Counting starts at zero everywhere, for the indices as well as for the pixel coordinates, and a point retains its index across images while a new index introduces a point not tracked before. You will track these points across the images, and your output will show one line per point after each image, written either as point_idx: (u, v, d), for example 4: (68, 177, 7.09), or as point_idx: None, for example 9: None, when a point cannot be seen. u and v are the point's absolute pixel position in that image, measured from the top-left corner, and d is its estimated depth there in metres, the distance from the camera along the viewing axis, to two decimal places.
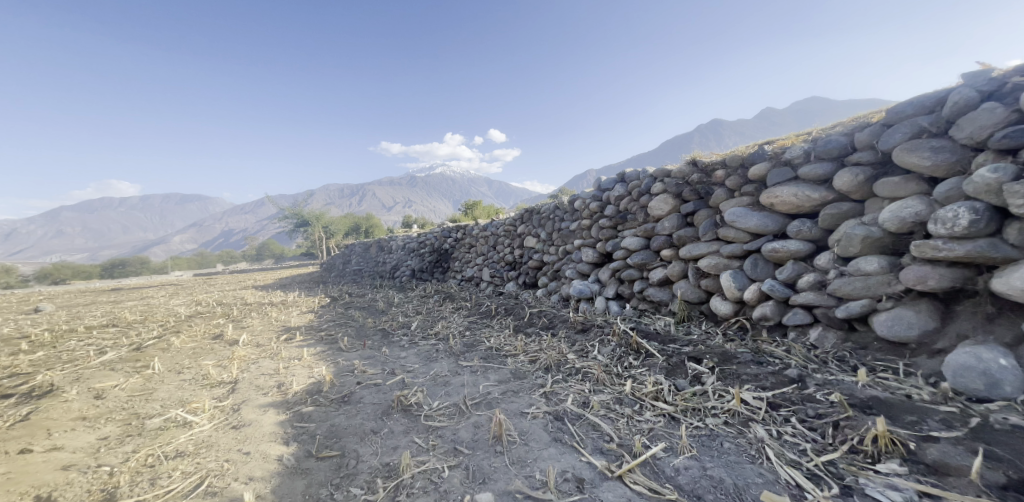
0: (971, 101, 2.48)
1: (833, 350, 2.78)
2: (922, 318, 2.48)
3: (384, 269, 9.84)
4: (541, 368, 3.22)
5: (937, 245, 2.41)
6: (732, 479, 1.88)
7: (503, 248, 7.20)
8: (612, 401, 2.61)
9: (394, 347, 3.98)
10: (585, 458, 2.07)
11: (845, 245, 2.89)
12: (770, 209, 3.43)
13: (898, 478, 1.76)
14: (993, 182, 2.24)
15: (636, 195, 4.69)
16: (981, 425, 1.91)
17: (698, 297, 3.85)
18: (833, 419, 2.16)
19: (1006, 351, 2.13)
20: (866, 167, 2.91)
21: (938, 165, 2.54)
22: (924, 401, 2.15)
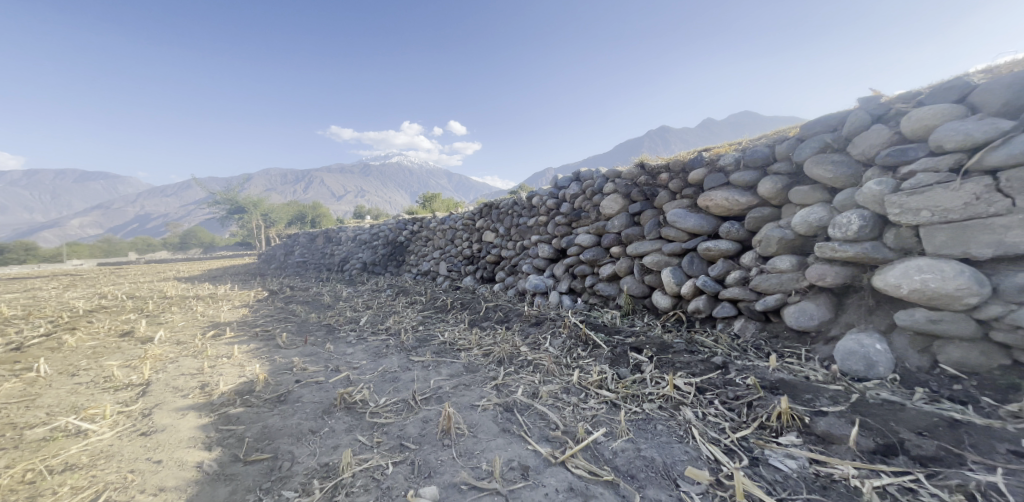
0: (864, 122, 2.86)
1: (752, 340, 3.13)
2: (821, 309, 2.86)
3: (332, 261, 9.46)
4: (494, 360, 3.32)
5: (834, 247, 2.78)
6: (661, 458, 2.08)
7: (460, 242, 7.20)
8: (560, 391, 2.76)
9: (340, 343, 3.89)
10: (531, 446, 2.20)
11: (765, 245, 3.24)
12: (705, 211, 3.75)
13: (795, 448, 2.05)
14: (877, 194, 2.61)
15: (590, 193, 4.90)
16: (860, 400, 2.26)
17: (642, 291, 4.12)
18: (747, 399, 2.46)
19: (881, 337, 2.52)
20: (783, 176, 3.27)
21: (838, 177, 2.92)
22: (819, 381, 2.50)
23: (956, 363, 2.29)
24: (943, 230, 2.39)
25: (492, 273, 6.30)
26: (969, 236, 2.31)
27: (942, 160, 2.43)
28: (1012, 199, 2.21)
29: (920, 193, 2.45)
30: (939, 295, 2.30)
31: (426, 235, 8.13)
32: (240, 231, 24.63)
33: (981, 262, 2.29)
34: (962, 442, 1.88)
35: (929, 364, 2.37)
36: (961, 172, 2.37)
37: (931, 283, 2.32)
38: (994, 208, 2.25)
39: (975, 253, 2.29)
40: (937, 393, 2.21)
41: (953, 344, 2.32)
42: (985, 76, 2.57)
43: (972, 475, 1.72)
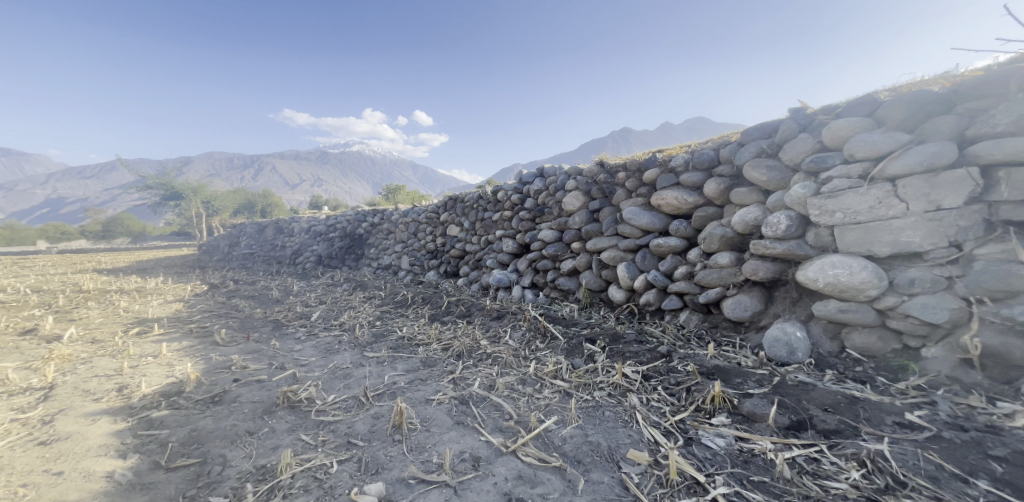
0: (794, 130, 3.11)
1: (695, 330, 3.35)
2: (754, 301, 3.10)
3: (283, 253, 9.01)
4: (454, 355, 3.32)
5: (765, 244, 3.02)
6: (606, 442, 2.19)
7: (423, 236, 7.10)
8: (516, 382, 2.82)
9: (287, 339, 3.74)
10: (483, 437, 2.24)
11: (708, 242, 3.45)
12: (658, 209, 3.94)
13: (724, 428, 2.23)
14: (801, 196, 2.86)
15: (552, 190, 5.00)
16: (781, 383, 2.50)
17: (600, 285, 4.27)
18: (687, 385, 2.63)
19: (802, 325, 2.78)
20: (725, 178, 3.49)
21: (771, 179, 3.16)
22: (749, 366, 2.73)
23: (859, 348, 2.55)
24: (852, 230, 2.65)
25: (455, 267, 6.27)
26: (873, 236, 2.56)
27: (852, 167, 2.68)
28: (907, 203, 2.46)
29: (835, 197, 2.70)
30: (848, 288, 2.55)
31: (388, 227, 7.93)
32: (177, 220, 22.80)
33: (883, 259, 2.55)
34: (860, 417, 2.11)
35: (837, 348, 2.63)
36: (867, 179, 2.61)
37: (842, 277, 2.57)
38: (892, 211, 2.50)
39: (877, 251, 2.54)
40: (844, 374, 2.47)
41: (857, 330, 2.59)
42: (893, 93, 2.85)
43: (864, 444, 1.94)
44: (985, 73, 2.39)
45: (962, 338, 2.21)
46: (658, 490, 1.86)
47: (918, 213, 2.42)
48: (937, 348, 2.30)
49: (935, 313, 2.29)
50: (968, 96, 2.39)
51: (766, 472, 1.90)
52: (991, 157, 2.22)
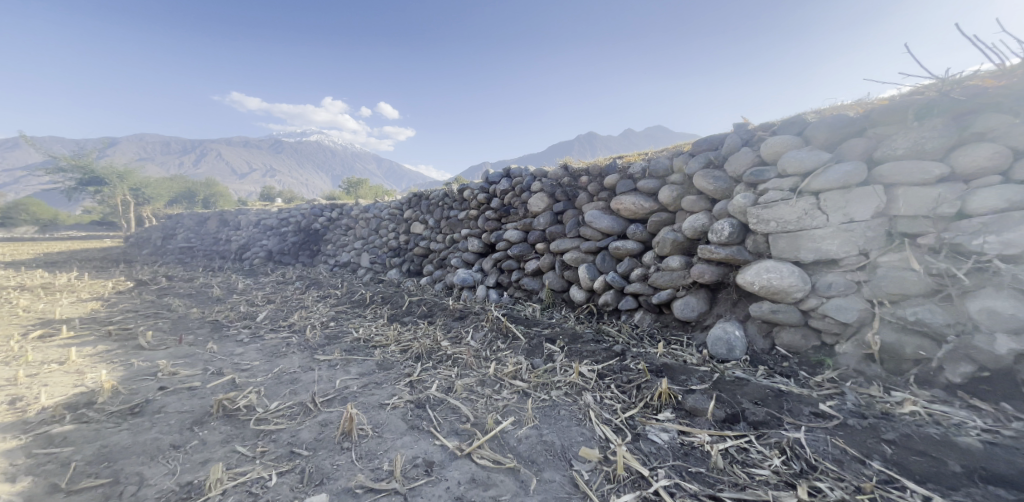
0: (737, 144, 3.36)
1: (648, 329, 3.55)
2: (700, 303, 3.32)
3: (227, 247, 8.55)
4: (412, 356, 3.34)
5: (710, 249, 3.24)
6: (560, 441, 2.24)
7: (386, 233, 7.01)
8: (476, 384, 2.87)
9: (227, 342, 3.61)
10: (438, 441, 2.24)
11: (661, 246, 3.65)
12: (617, 214, 4.11)
13: (669, 422, 2.34)
14: (742, 206, 3.09)
15: (518, 191, 5.09)
16: (720, 379, 2.69)
17: (562, 286, 4.41)
18: (637, 382, 2.77)
19: (740, 325, 3.01)
20: (678, 186, 3.70)
21: (716, 189, 3.39)
22: (693, 363, 2.92)
23: (786, 345, 2.81)
24: (783, 238, 2.90)
25: (417, 266, 6.24)
26: (800, 244, 2.82)
27: (784, 180, 2.93)
28: (828, 215, 2.73)
29: (770, 207, 2.95)
30: (779, 291, 2.79)
31: (348, 224, 7.76)
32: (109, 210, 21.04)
33: (807, 265, 2.81)
34: (784, 408, 2.30)
35: (769, 346, 2.88)
36: (796, 192, 2.87)
37: (775, 281, 2.81)
38: (815, 222, 2.76)
39: (803, 258, 2.80)
40: (774, 370, 2.70)
41: (785, 329, 2.84)
42: (819, 115, 3.15)
43: (787, 433, 2.11)
44: (893, 101, 2.69)
45: (867, 335, 2.49)
46: (606, 486, 1.91)
47: (835, 224, 2.70)
48: (847, 344, 2.57)
49: (847, 314, 2.56)
50: (878, 121, 2.69)
51: (703, 463, 2.02)
52: (894, 176, 2.52)
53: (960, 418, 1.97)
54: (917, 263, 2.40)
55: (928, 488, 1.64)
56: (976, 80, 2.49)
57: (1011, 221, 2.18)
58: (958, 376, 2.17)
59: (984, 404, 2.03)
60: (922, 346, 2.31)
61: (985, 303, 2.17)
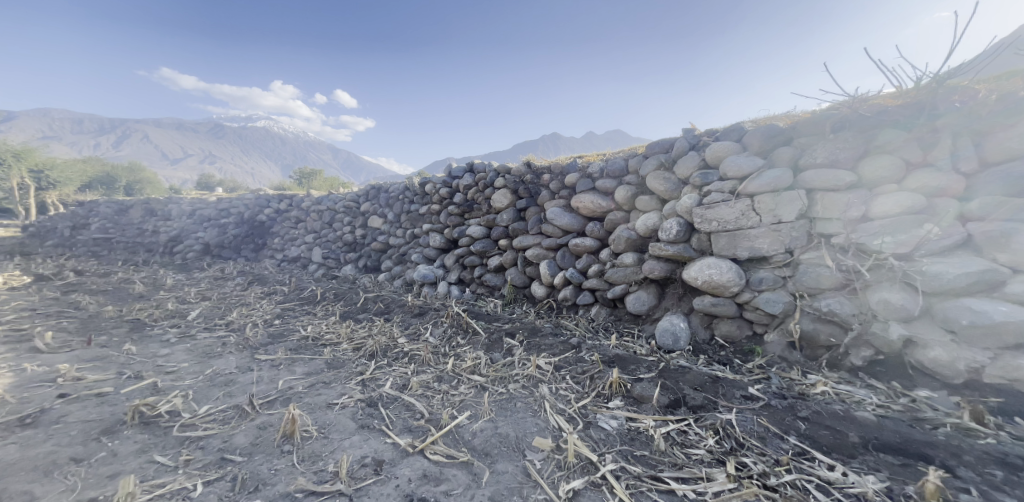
0: (685, 148, 3.57)
1: (603, 323, 3.72)
2: (650, 297, 3.52)
3: (153, 239, 7.92)
4: (367, 354, 3.32)
5: (660, 246, 3.44)
6: (515, 432, 2.28)
7: (340, 227, 6.82)
8: (432, 380, 2.89)
9: (149, 343, 3.39)
10: (390, 440, 2.22)
11: (616, 243, 3.81)
12: (576, 211, 4.25)
13: (618, 410, 2.46)
14: (688, 207, 3.31)
15: (482, 186, 5.11)
16: (666, 368, 2.87)
17: (523, 282, 4.52)
18: (590, 373, 2.89)
19: (684, 317, 3.23)
20: (632, 186, 3.88)
21: (666, 190, 3.59)
22: (642, 354, 3.09)
23: (724, 335, 3.05)
24: (723, 237, 3.13)
25: (374, 263, 6.14)
26: (737, 242, 3.06)
27: (724, 183, 3.16)
28: (760, 217, 2.97)
29: (712, 208, 3.17)
30: (718, 285, 3.02)
31: (299, 217, 7.47)
32: None
33: (742, 262, 3.05)
34: (720, 392, 2.50)
35: (709, 336, 3.12)
36: (733, 194, 3.11)
37: (714, 276, 3.03)
38: (750, 222, 3.01)
39: (740, 255, 3.04)
40: (713, 358, 2.93)
41: (723, 321, 3.08)
42: (754, 124, 3.42)
43: (720, 415, 2.28)
44: (815, 115, 2.98)
45: (790, 324, 2.76)
46: (557, 473, 1.97)
47: (766, 225, 2.95)
48: (774, 333, 2.83)
49: (775, 306, 2.82)
50: (803, 132, 2.96)
51: (646, 447, 2.13)
52: (815, 183, 2.79)
53: (861, 396, 2.24)
54: (830, 260, 2.68)
55: (833, 457, 1.85)
56: (880, 99, 2.81)
57: (903, 223, 2.49)
58: (860, 360, 2.47)
59: (879, 384, 2.33)
60: (833, 334, 2.58)
61: (883, 295, 2.45)
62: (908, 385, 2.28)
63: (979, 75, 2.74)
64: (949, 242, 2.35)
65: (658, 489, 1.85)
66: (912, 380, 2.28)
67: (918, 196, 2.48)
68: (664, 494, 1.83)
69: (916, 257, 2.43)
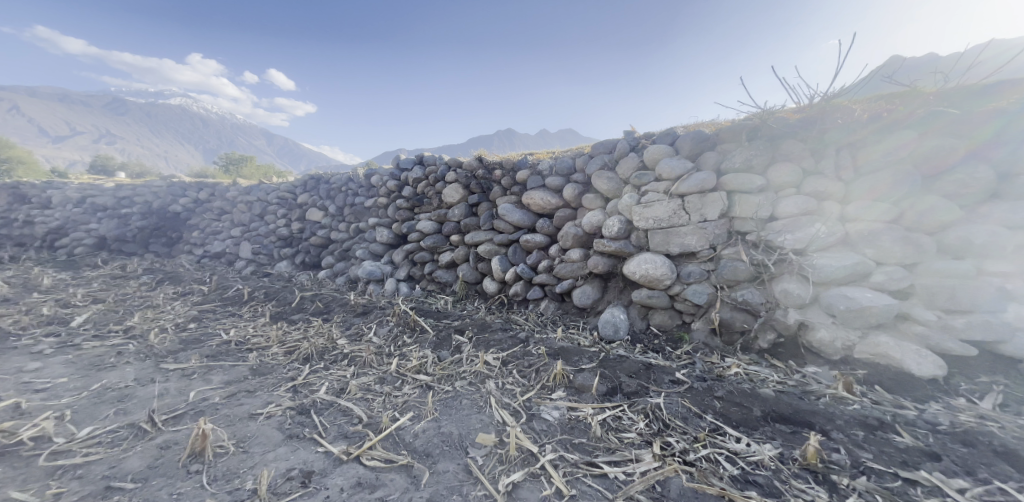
0: (626, 150, 3.79)
1: (551, 316, 3.88)
2: (594, 291, 3.72)
3: (26, 231, 6.78)
4: (300, 358, 3.14)
5: (603, 242, 3.60)
6: (458, 430, 2.25)
7: (274, 220, 6.47)
8: (373, 382, 2.79)
9: (18, 357, 2.93)
10: (322, 448, 2.10)
11: (564, 240, 3.95)
12: (527, 208, 4.35)
13: (560, 400, 2.52)
14: (629, 205, 3.50)
15: (433, 180, 5.11)
16: (606, 357, 3.01)
17: (475, 278, 4.59)
18: (536, 366, 2.95)
19: (624, 309, 3.44)
20: (580, 184, 4.04)
21: (609, 189, 3.77)
22: (585, 345, 3.24)
23: (657, 325, 3.29)
24: (657, 234, 3.36)
25: (313, 259, 5.90)
26: (669, 239, 3.30)
27: (659, 183, 3.38)
28: (689, 216, 3.23)
29: (649, 206, 3.37)
30: (653, 279, 3.24)
31: (224, 209, 6.99)
32: None
33: (673, 257, 3.30)
34: (651, 378, 2.66)
35: (645, 325, 3.35)
36: (667, 194, 3.34)
37: (650, 271, 3.25)
38: (680, 221, 3.26)
39: (672, 252, 3.28)
40: (648, 346, 3.14)
41: (657, 311, 3.32)
42: (685, 129, 3.70)
43: (650, 400, 2.42)
44: (732, 124, 3.27)
45: (712, 313, 3.03)
46: (498, 468, 1.96)
47: (694, 223, 3.21)
48: (699, 321, 3.10)
49: (701, 297, 3.08)
50: (724, 138, 3.25)
51: (585, 434, 2.18)
52: (734, 185, 3.08)
53: (765, 375, 2.53)
54: (745, 255, 2.98)
55: (740, 431, 2.07)
56: (783, 113, 3.14)
57: (800, 222, 2.83)
58: (766, 343, 2.79)
59: (778, 362, 2.66)
60: (745, 320, 2.89)
61: (785, 285, 2.77)
62: (799, 363, 2.62)
63: (856, 96, 3.17)
64: (832, 240, 2.72)
65: (592, 474, 1.90)
66: (803, 358, 2.62)
67: (811, 200, 2.82)
68: (597, 478, 1.87)
69: (809, 252, 2.78)
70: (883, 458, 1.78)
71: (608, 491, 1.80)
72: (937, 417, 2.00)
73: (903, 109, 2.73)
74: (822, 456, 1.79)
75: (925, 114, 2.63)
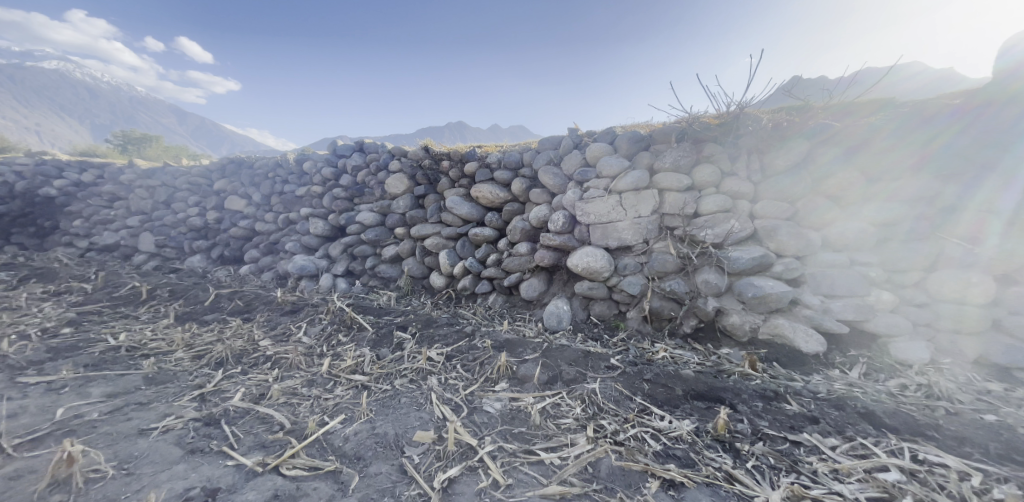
0: (570, 147, 3.93)
1: (498, 310, 3.95)
2: (540, 284, 3.83)
3: None
4: (212, 363, 2.89)
5: (549, 236, 3.71)
6: (394, 430, 2.22)
7: (183, 208, 5.94)
8: (301, 385, 2.67)
9: None
10: (231, 462, 1.97)
11: (512, 234, 4.03)
12: (475, 201, 4.38)
13: (502, 392, 2.59)
14: (573, 200, 3.62)
15: (375, 169, 5.01)
16: (548, 347, 3.13)
17: (422, 272, 4.55)
18: (480, 359, 2.99)
19: (567, 300, 3.58)
20: (526, 179, 4.12)
21: (554, 185, 3.88)
22: (529, 336, 3.34)
23: (597, 315, 3.48)
24: (597, 228, 3.52)
25: (234, 252, 5.51)
26: (608, 234, 3.47)
27: (599, 180, 3.54)
28: (626, 212, 3.42)
29: (592, 202, 3.52)
30: (593, 271, 3.40)
31: (116, 194, 6.17)
32: None
33: (612, 250, 3.48)
34: (589, 365, 2.82)
35: (586, 315, 3.52)
36: (607, 190, 3.51)
37: (591, 263, 3.40)
38: (618, 216, 3.44)
39: (610, 246, 3.46)
40: (589, 335, 3.30)
41: (598, 302, 3.50)
42: (623, 129, 3.91)
43: (587, 386, 2.57)
44: (663, 126, 3.50)
45: (645, 303, 3.24)
46: (434, 464, 1.98)
47: (630, 218, 3.40)
48: (634, 310, 3.31)
49: (635, 287, 3.28)
50: (657, 139, 3.47)
51: (525, 423, 2.27)
52: (666, 183, 3.30)
53: (688, 358, 2.77)
54: (674, 249, 3.21)
55: (664, 409, 2.27)
56: (705, 117, 3.40)
57: (719, 219, 3.11)
58: (689, 328, 3.05)
59: (699, 345, 2.92)
60: (672, 308, 3.14)
61: (706, 275, 3.04)
62: (715, 345, 2.91)
63: (768, 106, 3.49)
64: (744, 234, 3.01)
65: (529, 461, 1.99)
66: (719, 341, 2.92)
67: (729, 198, 3.10)
68: (534, 466, 1.97)
69: (726, 245, 3.06)
70: (776, 424, 2.04)
71: (544, 476, 1.90)
72: (818, 386, 2.33)
73: (798, 121, 3.07)
74: (729, 427, 2.02)
75: (814, 126, 2.99)
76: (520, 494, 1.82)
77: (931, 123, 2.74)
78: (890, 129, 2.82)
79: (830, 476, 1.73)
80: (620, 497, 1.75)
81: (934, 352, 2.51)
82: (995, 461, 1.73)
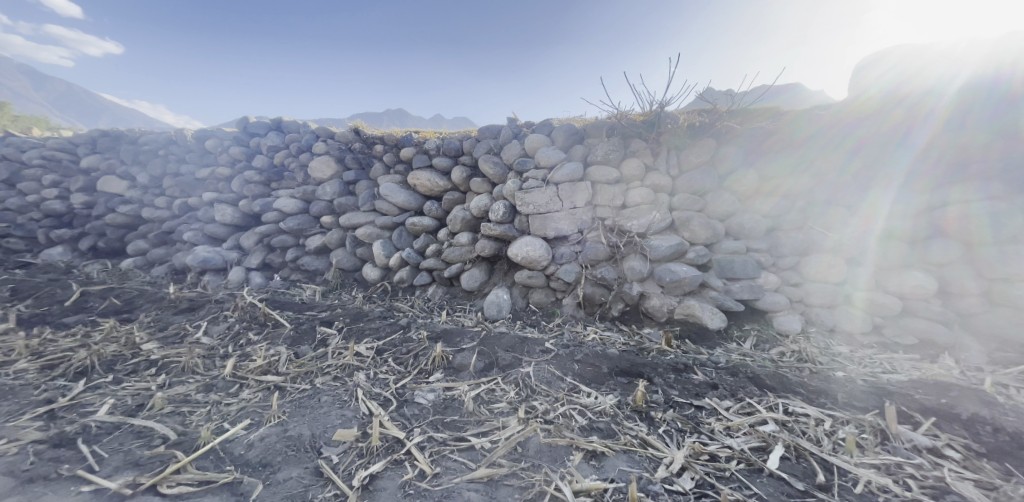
0: (509, 137, 4.01)
1: (438, 301, 3.96)
2: (480, 274, 3.90)
3: None
4: (72, 373, 2.61)
5: (489, 226, 3.77)
6: (310, 431, 2.18)
7: (36, 188, 5.21)
8: (195, 391, 2.51)
9: None
10: (88, 487, 1.79)
11: (452, 223, 4.04)
12: (412, 189, 4.34)
13: (435, 383, 2.63)
14: (513, 191, 3.70)
15: (297, 150, 4.78)
16: (486, 335, 3.21)
17: (353, 264, 4.43)
18: (415, 351, 3.01)
19: (507, 289, 3.69)
20: (466, 167, 4.14)
21: (494, 175, 3.94)
22: (469, 325, 3.41)
23: (535, 303, 3.61)
24: (535, 219, 3.63)
25: (112, 243, 4.95)
26: (545, 224, 3.59)
27: (538, 171, 3.65)
28: (563, 202, 3.57)
29: (531, 192, 3.62)
30: (532, 261, 3.52)
31: None
32: None
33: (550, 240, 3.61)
34: (524, 350, 2.94)
35: (524, 302, 3.65)
36: (545, 181, 3.63)
37: (530, 252, 3.52)
38: (555, 207, 3.58)
39: (546, 235, 3.59)
40: (527, 321, 3.43)
41: (536, 290, 3.63)
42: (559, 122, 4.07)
43: (521, 370, 2.68)
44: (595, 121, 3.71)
45: (578, 289, 3.43)
46: (356, 462, 1.99)
47: (566, 209, 3.56)
48: (569, 296, 3.48)
49: (570, 274, 3.45)
50: (590, 133, 3.67)
51: (458, 412, 2.34)
52: (600, 176, 3.51)
53: (614, 339, 2.99)
54: (607, 240, 3.42)
55: (591, 386, 2.45)
56: (633, 114, 3.64)
57: (643, 210, 3.35)
58: (617, 311, 3.28)
59: (625, 327, 3.16)
60: (601, 293, 3.35)
61: (632, 262, 3.28)
62: (638, 325, 3.17)
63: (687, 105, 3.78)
64: (663, 224, 3.28)
65: (459, 448, 2.07)
66: (641, 322, 3.18)
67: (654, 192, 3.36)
68: (464, 452, 2.05)
69: (649, 235, 3.31)
70: (684, 392, 2.29)
71: (472, 461, 1.98)
72: (720, 358, 2.64)
73: (706, 120, 3.37)
74: (646, 398, 2.23)
75: (719, 126, 3.31)
76: (447, 481, 1.88)
77: (815, 126, 3.15)
78: (784, 131, 3.20)
79: (723, 432, 1.99)
80: (545, 471, 1.87)
81: (805, 324, 2.94)
82: (843, 407, 2.08)
